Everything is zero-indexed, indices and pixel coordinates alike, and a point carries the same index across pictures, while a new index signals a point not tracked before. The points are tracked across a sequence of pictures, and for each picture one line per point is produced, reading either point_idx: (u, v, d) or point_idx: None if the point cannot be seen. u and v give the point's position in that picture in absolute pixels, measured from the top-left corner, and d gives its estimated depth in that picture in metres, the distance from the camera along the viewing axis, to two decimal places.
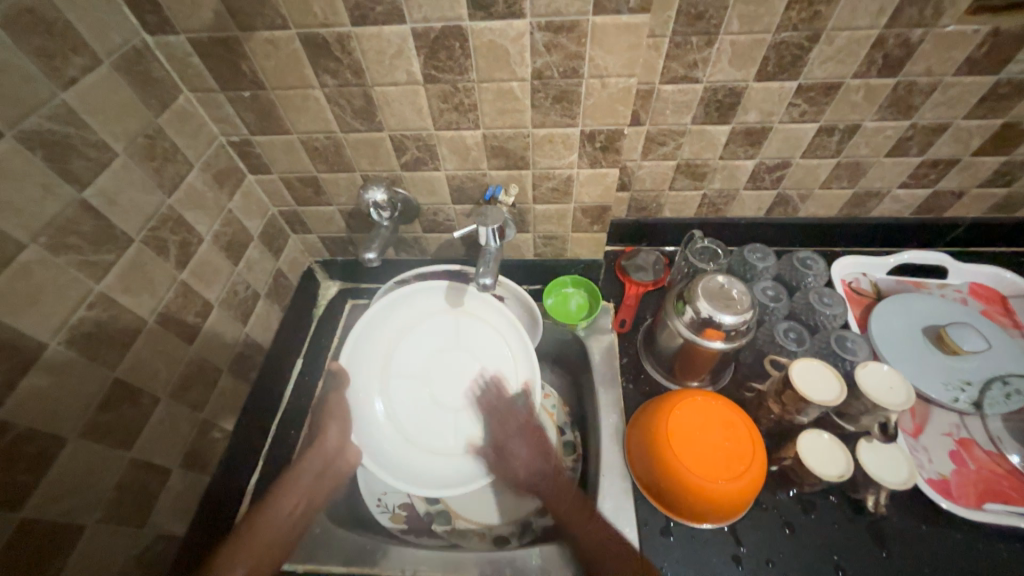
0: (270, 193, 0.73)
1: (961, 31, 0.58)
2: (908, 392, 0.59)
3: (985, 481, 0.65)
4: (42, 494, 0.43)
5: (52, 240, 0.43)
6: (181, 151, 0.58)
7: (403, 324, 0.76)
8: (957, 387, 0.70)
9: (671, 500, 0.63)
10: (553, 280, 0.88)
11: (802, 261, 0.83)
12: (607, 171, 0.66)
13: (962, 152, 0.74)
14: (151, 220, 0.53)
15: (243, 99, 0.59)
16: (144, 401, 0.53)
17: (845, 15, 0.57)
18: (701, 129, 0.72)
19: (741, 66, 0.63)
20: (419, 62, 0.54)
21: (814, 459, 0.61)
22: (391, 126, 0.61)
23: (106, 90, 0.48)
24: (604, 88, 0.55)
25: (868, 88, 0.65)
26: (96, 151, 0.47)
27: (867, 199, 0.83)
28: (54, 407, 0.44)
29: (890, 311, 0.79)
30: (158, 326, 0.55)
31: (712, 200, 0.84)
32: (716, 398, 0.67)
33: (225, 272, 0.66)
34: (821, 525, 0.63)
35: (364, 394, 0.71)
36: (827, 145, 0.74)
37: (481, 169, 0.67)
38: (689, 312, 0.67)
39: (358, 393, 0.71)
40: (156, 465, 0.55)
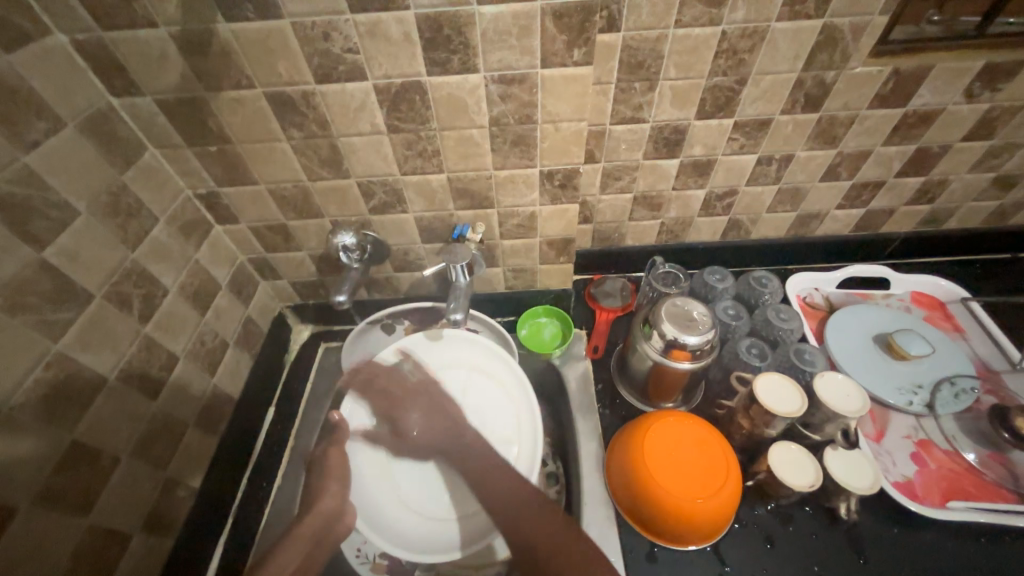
0: (239, 241, 0.73)
1: (867, 72, 0.66)
2: (862, 397, 0.62)
3: (948, 479, 0.68)
4: None
5: (8, 301, 0.43)
6: (147, 205, 0.58)
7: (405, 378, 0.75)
8: (910, 391, 0.75)
9: (654, 523, 0.63)
10: (526, 310, 0.90)
11: (758, 280, 0.87)
12: (568, 206, 0.69)
13: (886, 174, 0.82)
14: (114, 275, 0.53)
15: (210, 153, 0.60)
16: (103, 462, 0.51)
17: (767, 61, 0.64)
18: (653, 164, 0.77)
19: (682, 107, 0.69)
20: (382, 114, 0.57)
21: (785, 470, 0.62)
22: (358, 173, 0.63)
23: (69, 150, 0.49)
24: (557, 132, 0.60)
25: (796, 123, 0.72)
26: (57, 211, 0.47)
27: (810, 220, 0.90)
28: (4, 475, 0.41)
29: (843, 322, 0.84)
30: (119, 383, 0.53)
31: (670, 227, 0.89)
32: (688, 417, 0.69)
33: (192, 322, 0.65)
34: (799, 536, 0.65)
35: (365, 458, 0.70)
36: (768, 173, 0.80)
37: (448, 210, 0.69)
38: (656, 335, 0.70)
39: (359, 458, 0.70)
40: (115, 531, 0.52)
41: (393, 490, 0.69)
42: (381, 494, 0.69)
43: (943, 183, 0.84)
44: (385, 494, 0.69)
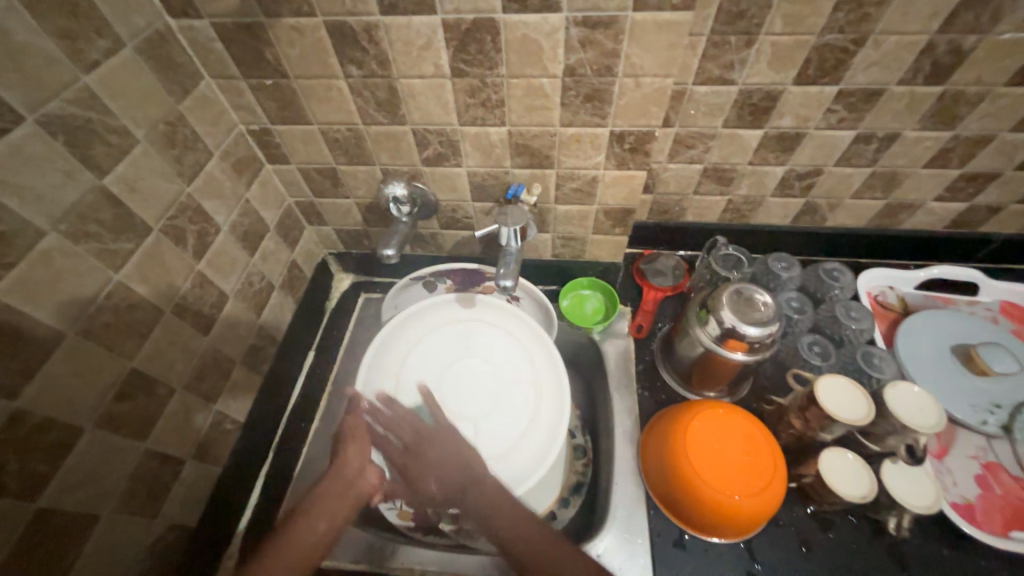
0: (288, 183, 0.72)
1: (1017, 40, 0.55)
2: (939, 413, 0.57)
3: (1013, 508, 0.63)
4: (57, 484, 0.42)
5: (71, 228, 0.42)
6: (202, 138, 0.56)
7: (422, 332, 0.72)
8: (987, 410, 0.68)
9: (688, 513, 0.62)
10: (570, 281, 0.87)
11: (828, 272, 0.80)
12: (634, 173, 0.64)
13: (1004, 166, 0.71)
14: (170, 209, 0.52)
15: (265, 87, 0.57)
16: (159, 392, 0.52)
17: (896, 19, 0.54)
18: (732, 133, 0.69)
19: (780, 68, 0.60)
20: (447, 55, 0.52)
21: (837, 478, 0.59)
22: (414, 120, 0.60)
23: (128, 75, 0.47)
24: (637, 88, 0.53)
25: (912, 97, 0.62)
26: (118, 138, 0.46)
27: (899, 211, 0.80)
28: (70, 397, 0.43)
29: (918, 327, 0.76)
30: (174, 317, 0.54)
31: (738, 205, 0.82)
32: (736, 410, 0.66)
33: (242, 262, 0.65)
34: (839, 545, 0.62)
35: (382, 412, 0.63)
36: (863, 154, 0.71)
37: (504, 167, 0.65)
38: (712, 321, 0.66)
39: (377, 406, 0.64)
40: (169, 457, 0.54)
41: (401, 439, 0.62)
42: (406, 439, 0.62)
43: None
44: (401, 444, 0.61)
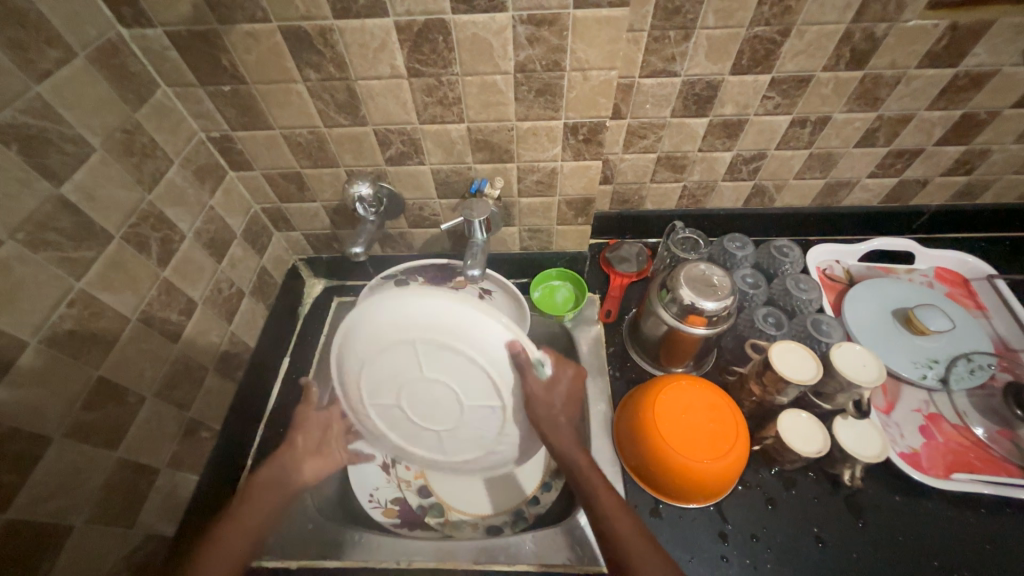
0: (253, 189, 0.72)
1: (921, 26, 0.61)
2: (879, 368, 0.62)
3: (954, 453, 0.69)
4: (27, 494, 0.42)
5: (30, 236, 0.42)
6: (161, 146, 0.57)
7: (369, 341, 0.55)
8: (925, 365, 0.74)
9: (661, 483, 0.65)
10: (540, 273, 0.89)
11: (779, 249, 0.85)
12: (591, 163, 0.67)
13: (925, 142, 0.78)
14: (131, 216, 0.52)
15: (224, 94, 0.58)
16: (130, 400, 0.52)
17: (815, 10, 0.59)
18: (680, 122, 0.74)
19: (717, 59, 0.65)
20: (402, 55, 0.54)
21: (794, 437, 0.63)
22: (375, 120, 0.61)
23: (81, 83, 0.47)
24: (586, 81, 0.57)
25: (837, 81, 0.68)
26: (74, 146, 0.46)
27: (839, 188, 0.87)
28: (37, 405, 0.43)
29: (863, 295, 0.82)
30: (141, 324, 0.54)
31: (692, 191, 0.86)
32: (700, 381, 0.69)
33: (209, 269, 0.65)
34: (802, 499, 0.66)
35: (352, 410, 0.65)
36: (800, 136, 0.76)
37: (466, 163, 0.67)
38: (672, 300, 0.69)
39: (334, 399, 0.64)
40: (143, 465, 0.54)
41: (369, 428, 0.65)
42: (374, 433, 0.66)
43: (984, 154, 0.80)
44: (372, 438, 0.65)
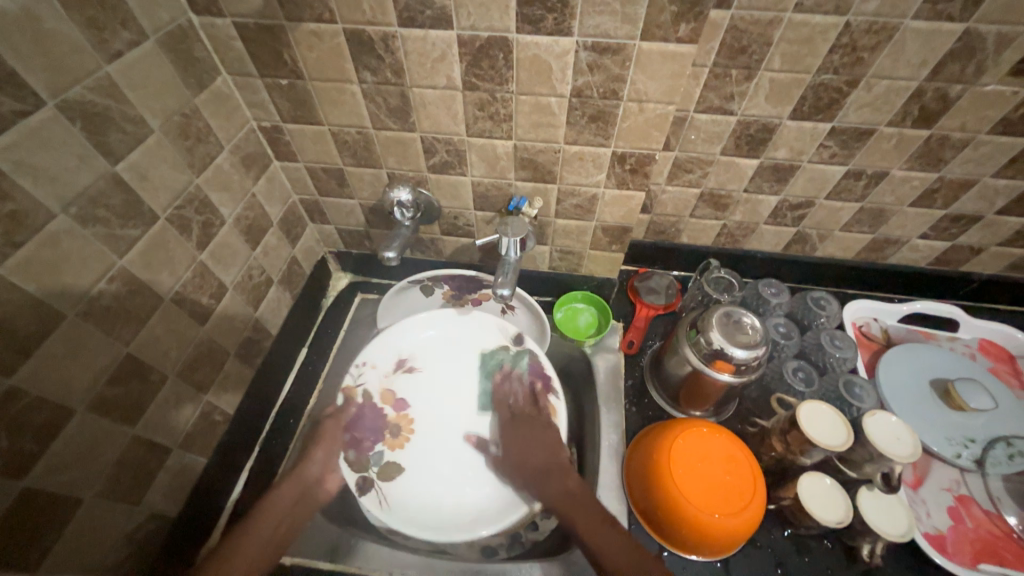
0: (294, 180, 0.73)
1: (999, 92, 0.59)
2: (914, 443, 0.58)
3: (983, 541, 0.64)
4: (45, 464, 0.42)
5: (81, 211, 0.43)
6: (214, 132, 0.58)
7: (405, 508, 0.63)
8: (960, 444, 0.70)
9: (666, 530, 0.63)
10: (565, 294, 0.89)
11: (815, 300, 0.82)
12: (633, 193, 0.66)
13: (985, 209, 0.74)
14: (178, 198, 0.53)
15: (280, 87, 0.59)
16: (152, 378, 0.53)
17: (887, 64, 0.57)
18: (729, 161, 0.72)
19: (778, 103, 0.63)
20: (460, 68, 0.54)
21: (815, 503, 0.60)
22: (424, 128, 0.61)
23: (149, 66, 0.48)
24: (641, 113, 0.55)
25: (900, 138, 0.65)
26: (133, 126, 0.47)
27: (885, 245, 0.83)
28: (65, 377, 0.43)
29: (900, 359, 0.79)
30: (173, 305, 0.55)
31: (731, 231, 0.84)
32: (719, 429, 0.67)
33: (243, 255, 0.66)
34: (814, 568, 0.63)
35: (400, 461, 0.67)
36: (853, 189, 0.74)
37: (507, 179, 0.67)
38: (701, 342, 0.67)
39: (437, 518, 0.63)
40: (156, 444, 0.54)
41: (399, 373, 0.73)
42: (386, 346, 0.74)
43: None
44: (396, 367, 0.74)
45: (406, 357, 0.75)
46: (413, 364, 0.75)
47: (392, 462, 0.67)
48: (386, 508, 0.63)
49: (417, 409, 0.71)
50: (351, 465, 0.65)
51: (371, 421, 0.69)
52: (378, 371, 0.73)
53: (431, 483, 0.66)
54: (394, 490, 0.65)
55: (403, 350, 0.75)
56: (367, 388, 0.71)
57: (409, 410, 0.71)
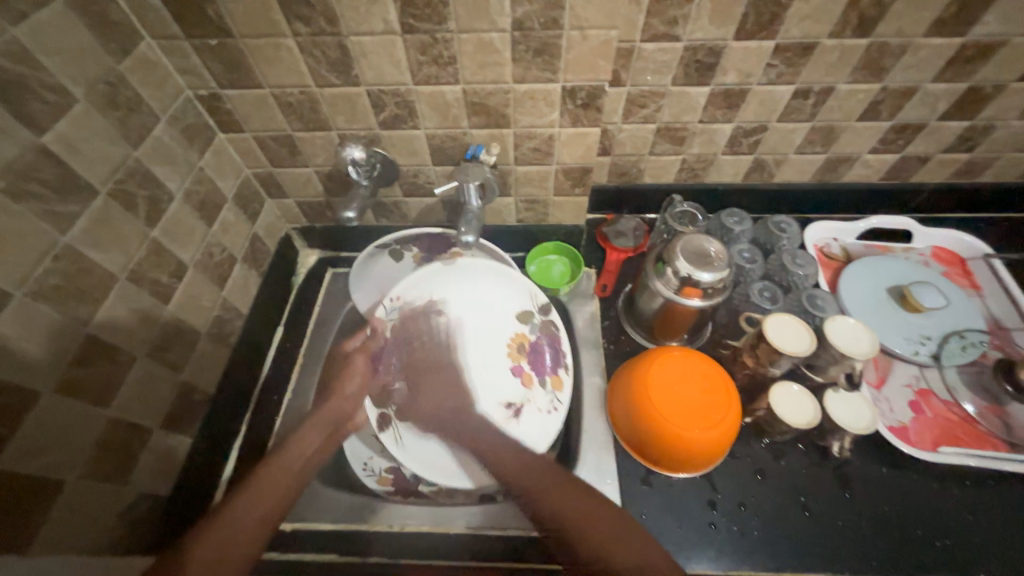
0: (243, 153, 0.70)
1: None
2: (872, 340, 0.62)
3: (942, 427, 0.69)
4: (18, 447, 0.42)
5: (10, 185, 0.41)
6: (146, 102, 0.55)
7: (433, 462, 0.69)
8: (918, 341, 0.74)
9: (649, 451, 0.66)
10: (537, 246, 0.89)
11: (777, 225, 0.84)
12: (589, 130, 0.66)
13: (928, 116, 0.76)
14: (117, 172, 0.51)
15: (211, 49, 0.56)
16: (119, 358, 0.52)
17: None
18: (681, 91, 0.72)
19: (720, 23, 0.63)
20: (395, 10, 0.52)
21: (785, 409, 0.64)
22: (368, 80, 0.60)
23: (60, 30, 0.45)
24: (584, 41, 0.55)
25: (842, 50, 0.66)
26: (54, 95, 0.45)
27: (839, 164, 0.86)
28: (24, 359, 0.42)
29: (859, 271, 0.82)
30: (130, 283, 0.53)
31: (692, 165, 0.85)
32: (692, 352, 0.69)
33: (199, 232, 0.64)
34: (790, 470, 0.67)
35: (410, 416, 0.71)
36: (803, 108, 0.75)
37: (461, 128, 0.66)
38: (668, 272, 0.69)
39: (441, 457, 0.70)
40: (136, 425, 0.54)
41: (433, 310, 0.75)
42: (416, 288, 0.75)
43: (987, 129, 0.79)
44: (429, 305, 0.75)
45: (436, 297, 0.76)
46: (441, 308, 0.76)
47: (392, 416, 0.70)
48: (400, 445, 0.69)
49: (435, 357, 0.74)
50: (374, 403, 0.69)
51: (390, 358, 0.72)
52: (411, 310, 0.74)
53: (439, 433, 0.71)
54: (410, 429, 0.70)
55: (439, 288, 0.76)
56: (400, 325, 0.73)
57: (417, 354, 0.74)
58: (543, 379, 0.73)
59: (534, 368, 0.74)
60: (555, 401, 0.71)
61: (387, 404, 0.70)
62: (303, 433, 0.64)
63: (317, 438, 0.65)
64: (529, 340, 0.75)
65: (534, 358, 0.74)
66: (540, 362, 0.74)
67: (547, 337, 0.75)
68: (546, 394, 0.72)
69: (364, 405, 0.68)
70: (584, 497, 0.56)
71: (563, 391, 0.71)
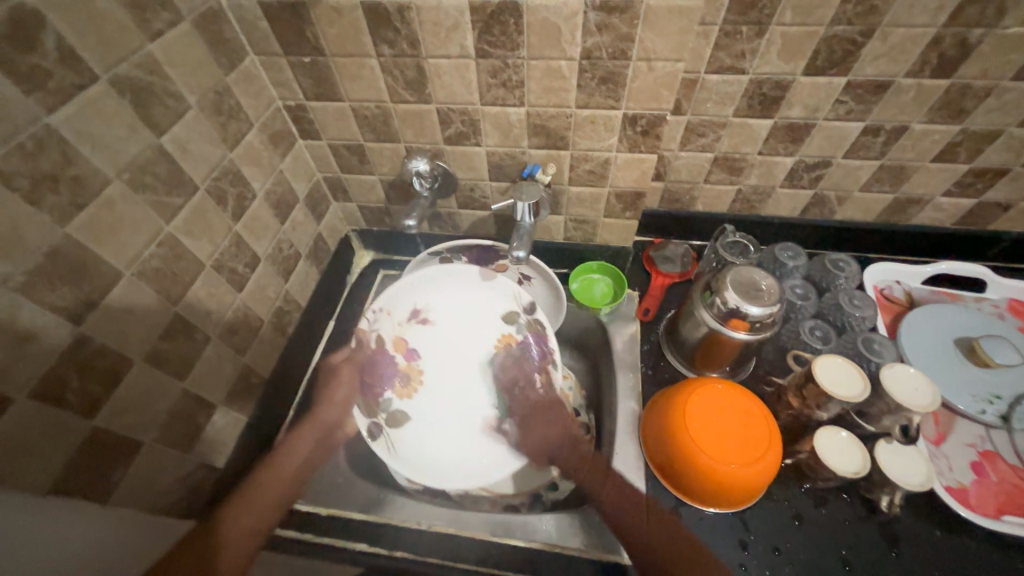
0: (318, 158, 0.76)
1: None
2: (934, 394, 0.59)
3: (1008, 494, 0.64)
4: (111, 408, 0.47)
5: (132, 178, 0.47)
6: (244, 109, 0.61)
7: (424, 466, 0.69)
8: (985, 400, 0.69)
9: (682, 480, 0.65)
10: (581, 264, 0.90)
11: (834, 263, 0.81)
12: (645, 156, 0.67)
13: (1012, 162, 0.72)
14: (214, 170, 0.57)
15: (303, 64, 0.62)
16: (197, 337, 0.57)
17: (903, 11, 0.56)
18: (743, 122, 0.72)
19: (790, 58, 0.63)
20: (473, 36, 0.56)
21: (831, 455, 0.61)
22: (439, 99, 0.64)
23: (186, 45, 0.51)
24: (650, 72, 0.56)
25: (919, 89, 0.64)
26: (173, 101, 0.51)
27: (907, 205, 0.82)
28: (124, 330, 0.48)
29: (921, 318, 0.78)
30: (214, 270, 0.59)
31: (747, 195, 0.84)
32: (735, 386, 0.68)
33: (273, 229, 0.69)
34: (831, 520, 0.64)
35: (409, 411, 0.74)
36: (871, 146, 0.73)
37: (521, 147, 0.69)
38: (716, 302, 0.68)
39: (436, 457, 0.71)
40: (202, 399, 0.59)
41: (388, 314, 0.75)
42: (400, 297, 0.76)
43: None
44: (411, 316, 0.77)
45: (420, 306, 0.78)
46: (427, 316, 0.78)
47: (399, 412, 0.73)
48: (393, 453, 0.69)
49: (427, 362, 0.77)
50: (363, 411, 0.70)
51: (386, 368, 0.74)
52: (393, 319, 0.76)
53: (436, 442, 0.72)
54: (404, 436, 0.71)
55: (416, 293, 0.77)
56: (381, 334, 0.75)
57: (418, 361, 0.76)
58: (533, 376, 0.74)
59: (528, 366, 0.75)
60: (562, 391, 0.72)
61: (376, 413, 0.71)
62: (296, 440, 0.65)
63: (306, 445, 0.65)
64: (517, 340, 0.76)
65: (519, 355, 0.76)
66: (534, 359, 0.75)
67: (535, 337, 0.75)
68: (557, 388, 0.72)
69: (352, 414, 0.70)
70: (643, 520, 0.58)
71: (556, 382, 0.72)
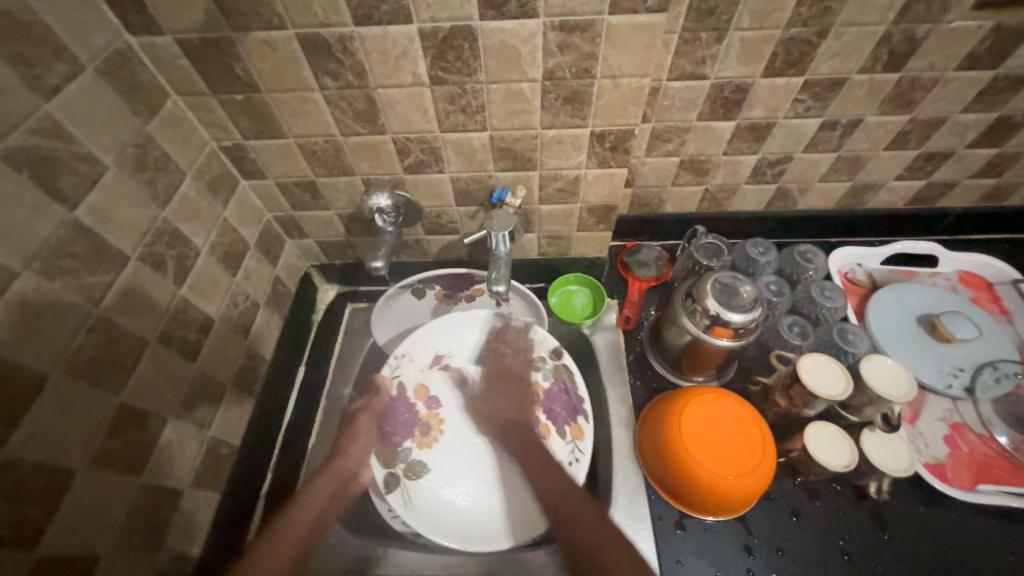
0: (265, 198, 0.70)
1: (964, 27, 0.59)
2: (910, 382, 0.61)
3: (979, 463, 0.68)
4: (56, 530, 0.41)
5: (45, 264, 0.40)
6: (173, 159, 0.54)
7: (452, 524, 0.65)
8: (951, 374, 0.73)
9: (683, 495, 0.65)
10: (558, 278, 0.88)
11: (802, 255, 0.83)
12: (616, 171, 0.65)
13: (956, 145, 0.75)
14: (147, 235, 0.50)
15: (236, 103, 0.56)
16: (151, 423, 0.51)
17: (854, 11, 0.57)
18: (707, 126, 0.71)
19: (749, 62, 0.62)
20: (425, 63, 0.51)
21: (822, 451, 0.63)
22: (394, 129, 0.59)
23: (92, 99, 0.44)
24: (616, 89, 0.54)
25: (871, 84, 0.66)
26: (85, 165, 0.44)
27: (863, 191, 0.85)
28: (60, 438, 0.41)
29: (887, 299, 0.81)
30: (160, 345, 0.52)
31: (714, 194, 0.84)
32: (726, 394, 0.68)
33: (224, 284, 0.63)
34: (826, 512, 0.66)
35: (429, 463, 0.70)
36: (829, 140, 0.74)
37: (487, 171, 0.65)
38: (698, 311, 0.68)
39: (452, 517, 0.66)
40: (167, 488, 0.53)
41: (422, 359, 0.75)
42: (424, 342, 0.76)
43: (1016, 155, 0.77)
44: (433, 361, 0.76)
45: (443, 353, 0.77)
46: (449, 361, 0.77)
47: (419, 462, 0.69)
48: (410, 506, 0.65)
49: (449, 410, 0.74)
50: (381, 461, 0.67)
51: (402, 416, 0.72)
52: (415, 365, 0.74)
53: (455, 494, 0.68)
54: (423, 489, 0.67)
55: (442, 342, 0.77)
56: (404, 381, 0.73)
57: (440, 408, 0.74)
58: (562, 429, 0.71)
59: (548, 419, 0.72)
60: (577, 452, 0.68)
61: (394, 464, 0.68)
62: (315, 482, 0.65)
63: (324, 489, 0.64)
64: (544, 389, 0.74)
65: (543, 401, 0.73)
66: (554, 411, 0.72)
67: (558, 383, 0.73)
68: (565, 444, 0.70)
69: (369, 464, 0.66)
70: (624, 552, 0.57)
71: (583, 441, 0.69)
